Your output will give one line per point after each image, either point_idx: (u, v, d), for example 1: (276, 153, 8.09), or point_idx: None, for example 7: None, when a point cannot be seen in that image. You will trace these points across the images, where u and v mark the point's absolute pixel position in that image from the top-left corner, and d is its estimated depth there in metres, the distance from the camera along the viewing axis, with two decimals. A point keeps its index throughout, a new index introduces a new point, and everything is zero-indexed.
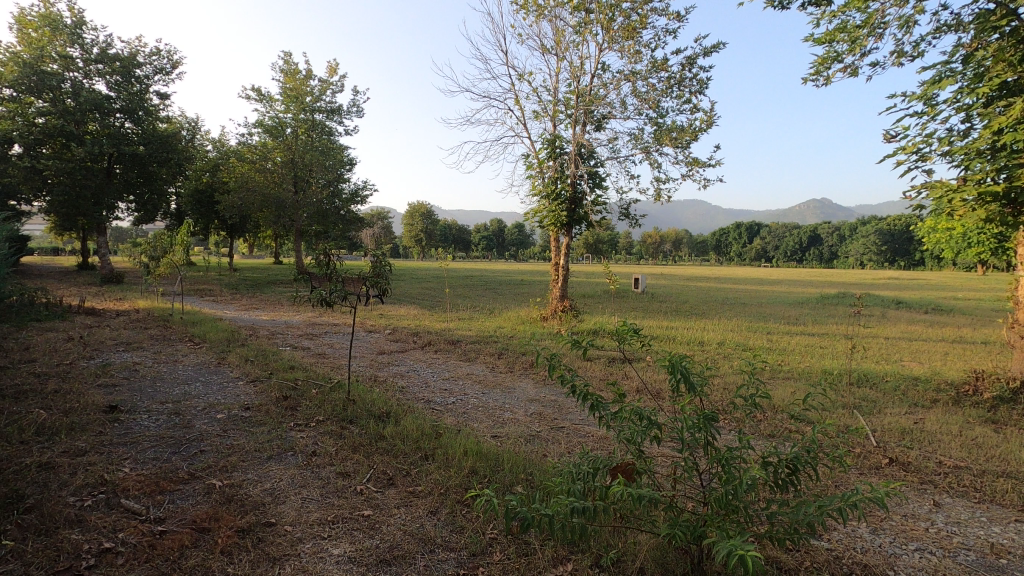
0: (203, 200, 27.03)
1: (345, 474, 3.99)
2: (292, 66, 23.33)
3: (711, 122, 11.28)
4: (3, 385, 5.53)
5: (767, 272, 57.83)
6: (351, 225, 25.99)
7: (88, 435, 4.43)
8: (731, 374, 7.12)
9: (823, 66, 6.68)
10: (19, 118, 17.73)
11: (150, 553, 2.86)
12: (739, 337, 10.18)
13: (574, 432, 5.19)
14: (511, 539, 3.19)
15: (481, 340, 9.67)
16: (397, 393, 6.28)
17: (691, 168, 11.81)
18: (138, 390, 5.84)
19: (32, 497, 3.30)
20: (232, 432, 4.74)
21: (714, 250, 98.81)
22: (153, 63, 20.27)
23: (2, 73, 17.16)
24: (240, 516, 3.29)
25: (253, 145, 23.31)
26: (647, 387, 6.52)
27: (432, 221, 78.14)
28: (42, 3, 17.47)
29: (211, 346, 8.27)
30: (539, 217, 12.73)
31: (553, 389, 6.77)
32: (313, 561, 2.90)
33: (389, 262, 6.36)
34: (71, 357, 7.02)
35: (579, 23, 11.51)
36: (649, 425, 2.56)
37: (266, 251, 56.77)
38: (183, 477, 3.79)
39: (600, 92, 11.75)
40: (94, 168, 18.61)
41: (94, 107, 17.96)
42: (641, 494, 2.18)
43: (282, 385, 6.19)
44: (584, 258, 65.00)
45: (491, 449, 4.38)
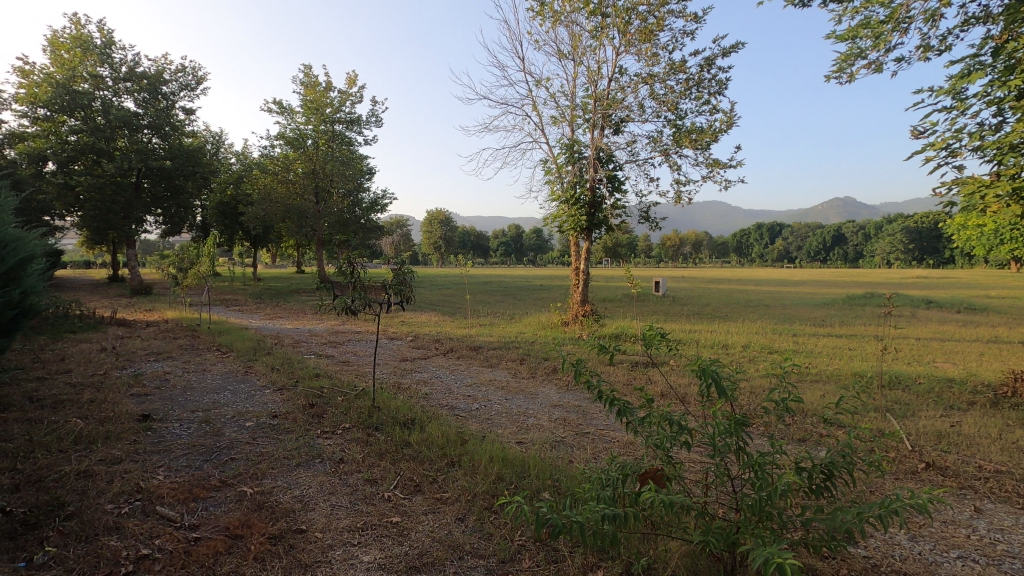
0: (227, 212, 27.63)
1: (373, 481, 4.01)
2: (312, 78, 23.69)
3: (732, 122, 11.12)
4: (42, 395, 5.69)
5: (789, 272, 57.24)
6: (371, 233, 26.29)
7: (123, 444, 4.53)
8: (759, 378, 6.99)
9: (847, 63, 6.55)
10: (53, 136, 18.31)
11: (186, 559, 2.91)
12: (766, 340, 9.98)
13: (600, 437, 5.16)
14: (540, 546, 3.18)
15: (503, 346, 9.69)
16: (421, 399, 6.32)
17: (711, 170, 11.66)
18: (169, 399, 5.98)
19: (72, 505, 3.39)
20: (261, 440, 4.80)
21: (736, 252, 97.69)
22: (179, 80, 20.84)
23: (36, 93, 17.74)
24: (271, 523, 3.34)
25: (275, 157, 23.68)
26: (673, 391, 6.46)
27: (450, 226, 78.76)
28: (74, 24, 18.09)
29: (238, 355, 8.43)
30: (558, 222, 12.68)
31: (576, 395, 6.75)
32: (344, 567, 2.92)
33: (410, 268, 6.42)
34: (104, 367, 7.20)
35: (595, 28, 11.51)
36: (678, 431, 2.51)
37: (288, 261, 57.97)
38: (215, 484, 3.85)
39: (617, 95, 11.70)
40: (123, 183, 19.13)
41: (123, 124, 18.49)
42: (672, 501, 2.15)
43: (308, 393, 6.27)
44: (604, 261, 64.90)
45: (517, 455, 4.37)
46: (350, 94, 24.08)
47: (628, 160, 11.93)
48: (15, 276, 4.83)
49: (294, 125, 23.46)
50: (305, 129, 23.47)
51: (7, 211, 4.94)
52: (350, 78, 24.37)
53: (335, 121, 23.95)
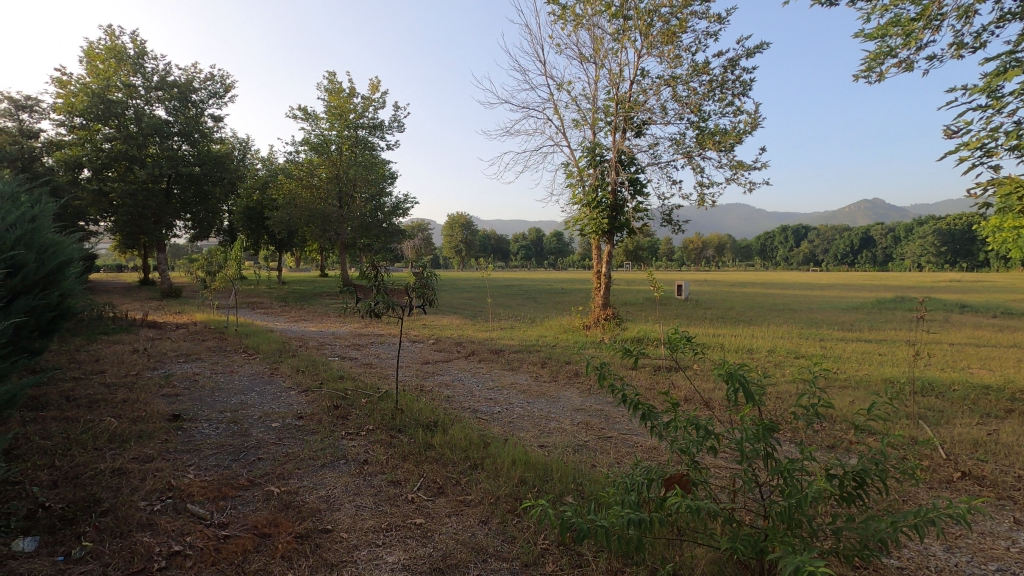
0: (254, 217, 28.24)
1: (396, 483, 4.04)
2: (336, 85, 24.06)
3: (756, 123, 10.96)
4: (78, 395, 5.88)
5: (815, 276, 56.27)
6: (393, 237, 26.55)
7: (155, 443, 4.65)
8: (786, 384, 6.87)
9: (876, 62, 6.42)
10: (89, 144, 18.91)
11: (216, 556, 2.97)
12: (792, 345, 9.80)
13: (623, 441, 5.13)
14: (564, 550, 3.16)
15: (525, 349, 9.70)
16: (443, 402, 6.35)
17: (735, 172, 11.50)
18: (198, 399, 6.12)
19: (107, 501, 3.49)
20: (287, 440, 4.88)
21: (760, 255, 96.25)
22: (207, 88, 21.36)
23: (73, 103, 18.34)
24: (297, 522, 3.38)
25: (300, 162, 24.10)
26: (698, 396, 6.38)
27: (471, 230, 79.26)
28: (108, 36, 18.70)
29: (264, 357, 8.59)
30: (579, 225, 12.65)
31: (598, 399, 6.72)
32: (369, 567, 2.95)
33: (432, 271, 6.47)
34: (137, 368, 7.41)
35: (617, 30, 11.48)
36: (704, 436, 2.47)
37: (312, 265, 58.95)
38: (243, 483, 3.93)
39: (639, 98, 11.64)
40: (154, 189, 19.66)
41: (155, 131, 19.04)
42: (699, 506, 2.11)
43: (333, 395, 6.36)
44: (625, 265, 64.59)
45: (540, 459, 4.35)
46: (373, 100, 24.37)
47: (650, 163, 11.85)
48: (53, 279, 5.00)
49: (318, 131, 23.83)
50: (329, 135, 23.80)
51: (46, 216, 5.12)
52: (373, 84, 24.66)
53: (358, 126, 24.27)
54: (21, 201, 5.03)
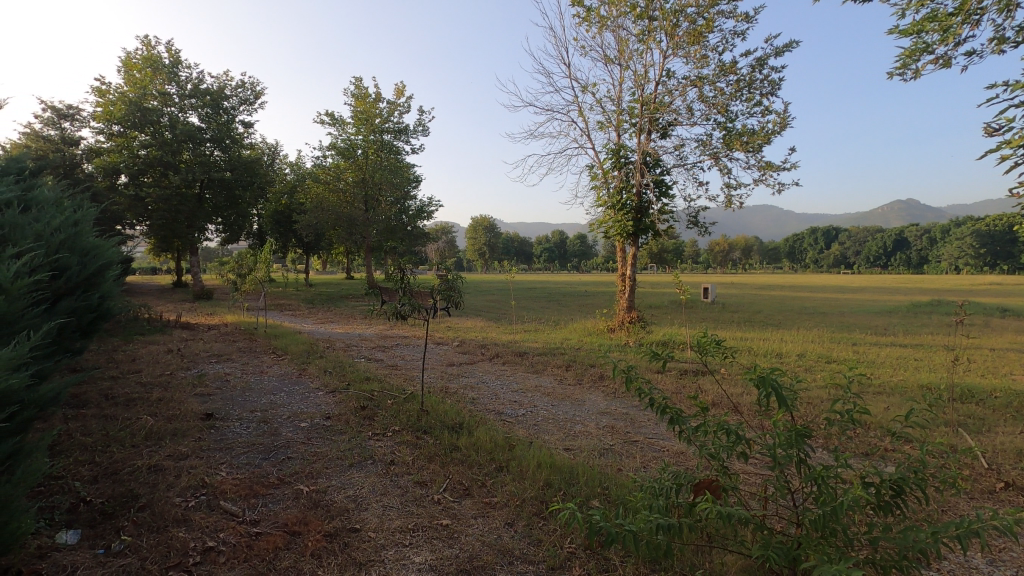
0: (282, 221, 28.85)
1: (422, 484, 4.08)
2: (362, 90, 24.41)
3: (785, 123, 10.76)
4: (116, 393, 6.07)
5: (848, 279, 54.81)
6: (418, 240, 26.79)
7: (189, 440, 4.77)
8: (818, 389, 6.71)
9: (911, 59, 6.25)
10: (126, 151, 19.56)
11: (248, 553, 3.04)
12: (824, 349, 9.57)
13: (649, 445, 5.07)
14: (591, 553, 3.15)
15: (549, 352, 9.67)
16: (469, 404, 6.38)
17: (764, 173, 11.30)
18: (229, 399, 6.25)
19: (145, 496, 3.60)
20: (315, 440, 4.97)
21: (788, 258, 94.44)
22: (238, 95, 21.89)
23: (111, 111, 18.98)
24: (326, 521, 3.43)
25: (327, 167, 24.51)
26: (726, 401, 6.28)
27: (494, 232, 79.50)
28: (145, 46, 19.32)
29: (293, 357, 8.76)
30: (603, 227, 12.58)
31: (624, 402, 6.66)
32: (396, 567, 2.98)
33: (457, 274, 6.51)
34: (171, 368, 7.62)
35: (642, 32, 11.41)
36: (735, 441, 2.43)
37: (338, 269, 59.94)
38: (273, 481, 4.01)
39: (665, 99, 11.53)
40: (188, 194, 20.22)
41: (188, 138, 19.62)
42: (731, 512, 2.07)
43: (359, 396, 6.44)
44: (649, 267, 64.05)
45: (566, 462, 4.34)
46: (398, 104, 24.66)
47: (676, 164, 11.73)
48: (94, 281, 5.19)
49: (344, 136, 24.21)
50: (355, 140, 24.15)
51: (88, 221, 5.31)
52: (398, 88, 24.94)
53: (383, 131, 24.56)
54: (64, 206, 5.23)
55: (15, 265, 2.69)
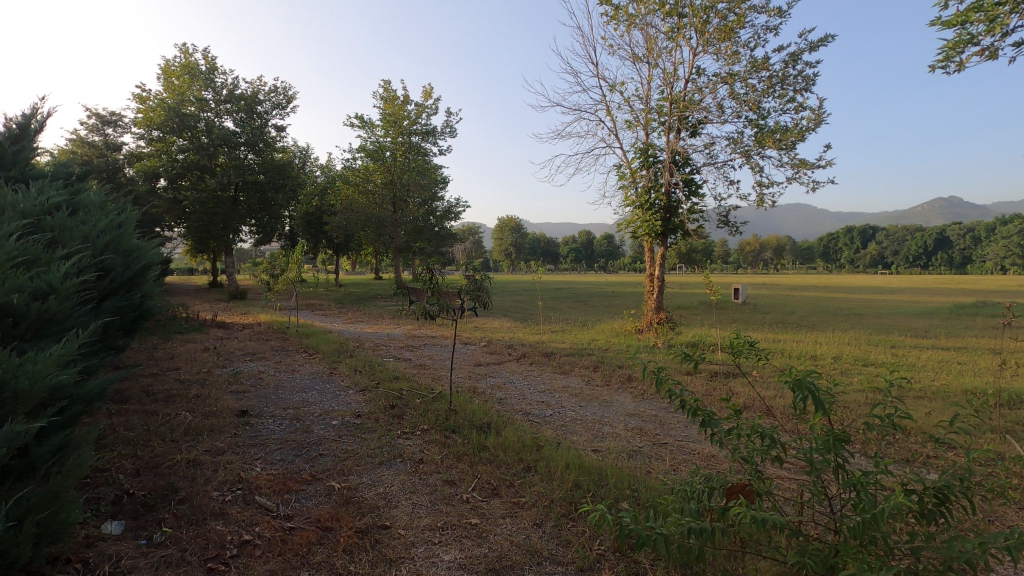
0: (313, 222, 29.43)
1: (451, 483, 4.10)
2: (390, 93, 24.72)
3: (820, 120, 10.50)
4: (156, 390, 6.28)
5: (885, 279, 53.17)
6: (445, 241, 26.99)
7: (225, 436, 4.91)
8: (855, 393, 6.51)
9: (954, 51, 6.02)
10: (165, 155, 20.23)
11: (282, 547, 3.11)
12: (861, 352, 9.29)
13: (679, 448, 5.01)
14: (620, 556, 3.13)
15: (576, 353, 9.63)
16: (496, 404, 6.39)
17: (798, 171, 11.05)
18: (263, 397, 6.41)
19: (184, 490, 3.71)
20: (346, 437, 5.06)
21: (822, 258, 92.10)
22: (272, 99, 22.40)
23: (151, 117, 19.67)
24: (358, 518, 3.49)
25: (356, 169, 24.89)
26: (759, 405, 6.14)
27: (521, 232, 79.54)
28: (183, 54, 19.94)
29: (324, 356, 8.92)
30: (631, 227, 12.47)
31: (653, 404, 6.59)
32: (426, 565, 3.01)
33: (485, 274, 6.54)
34: (208, 365, 7.85)
35: (671, 29, 11.27)
36: (769, 444, 2.37)
37: (367, 269, 60.95)
38: (306, 478, 4.09)
39: (695, 97, 11.37)
40: (223, 197, 20.79)
41: (224, 142, 20.19)
42: (766, 517, 2.02)
43: (388, 394, 6.52)
44: (678, 267, 63.19)
45: (594, 463, 4.32)
46: (426, 106, 24.89)
47: (706, 163, 11.56)
48: (136, 282, 5.37)
49: (373, 138, 24.56)
50: (383, 142, 24.47)
51: (130, 224, 5.51)
52: (426, 91, 25.16)
53: (411, 133, 24.82)
54: (109, 209, 5.43)
55: (63, 267, 2.82)
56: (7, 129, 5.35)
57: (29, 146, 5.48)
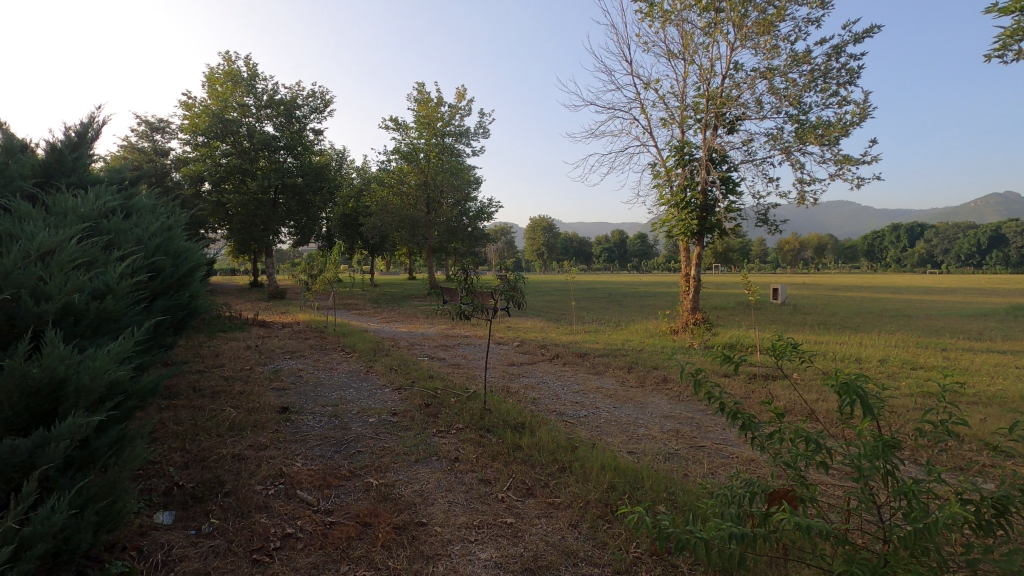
0: (349, 223, 30.04)
1: (486, 482, 4.13)
2: (424, 95, 25.01)
3: (865, 114, 10.14)
4: (203, 386, 6.53)
5: (934, 279, 50.89)
6: (478, 241, 27.14)
7: (268, 432, 5.06)
8: (905, 398, 6.25)
9: (1013, 39, 5.72)
10: (209, 160, 20.98)
11: (323, 541, 3.19)
12: (909, 354, 8.93)
13: (717, 452, 4.92)
14: (657, 560, 3.10)
15: (610, 353, 9.56)
16: (530, 404, 6.39)
17: (841, 167, 10.70)
18: (303, 394, 6.58)
19: (229, 483, 3.84)
20: (383, 435, 5.14)
21: (867, 257, 88.83)
22: (310, 104, 22.95)
23: (196, 123, 20.43)
24: (395, 514, 3.54)
25: (391, 170, 25.28)
26: (801, 409, 5.96)
27: (553, 232, 79.34)
28: (226, 61, 20.62)
29: (360, 355, 9.09)
30: (666, 226, 12.30)
31: (689, 406, 6.48)
32: (462, 563, 3.03)
33: (519, 274, 6.55)
34: (250, 363, 8.11)
35: (708, 24, 11.06)
36: (814, 449, 2.30)
37: (401, 270, 61.88)
38: (345, 473, 4.18)
39: (732, 93, 11.13)
40: (263, 200, 21.43)
41: (264, 146, 20.81)
42: (811, 524, 1.96)
43: (424, 393, 6.60)
44: (714, 266, 61.96)
45: (630, 465, 4.28)
46: (460, 107, 25.08)
47: (744, 160, 11.31)
48: (184, 282, 5.58)
49: (408, 140, 24.90)
50: (417, 143, 24.76)
51: (179, 226, 5.73)
52: (460, 92, 25.35)
53: (445, 134, 25.04)
54: (159, 213, 5.68)
55: (120, 268, 2.96)
56: (67, 138, 5.64)
57: (86, 153, 5.77)
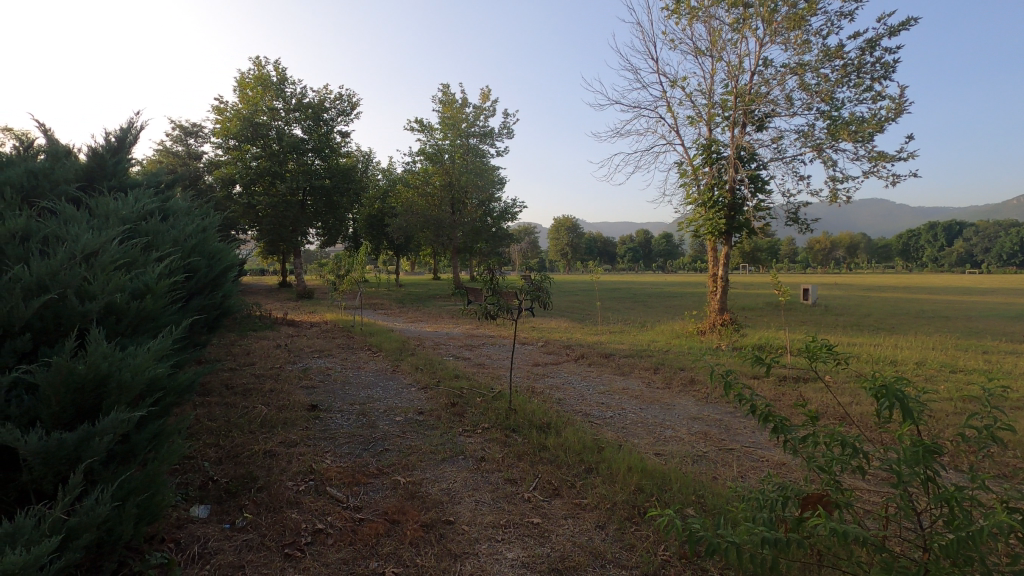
0: (375, 224, 30.44)
1: (513, 481, 4.14)
2: (450, 96, 25.17)
3: (901, 109, 9.84)
4: (235, 383, 6.69)
5: (973, 279, 49.18)
6: (502, 241, 27.20)
7: (297, 429, 5.16)
8: (945, 403, 6.04)
9: None
10: (240, 163, 21.49)
11: (353, 537, 3.24)
12: (948, 357, 8.64)
13: (746, 455, 4.83)
14: (686, 563, 3.07)
15: (636, 354, 9.48)
16: (556, 405, 6.38)
17: (876, 164, 10.41)
18: (332, 392, 6.69)
19: (262, 478, 3.93)
20: (410, 433, 5.20)
21: (902, 257, 86.24)
22: (337, 107, 23.30)
23: (228, 127, 20.95)
24: (423, 512, 3.58)
25: (416, 171, 25.51)
26: (835, 413, 5.81)
27: (577, 233, 79.06)
28: (257, 66, 21.07)
29: (387, 354, 9.20)
30: (693, 225, 12.15)
31: (717, 408, 6.39)
32: (490, 562, 3.05)
33: (545, 275, 6.52)
34: (281, 361, 8.28)
35: (736, 20, 10.88)
36: (851, 454, 2.24)
37: (426, 270, 62.44)
38: (373, 471, 4.24)
39: (761, 89, 10.93)
40: (292, 201, 21.85)
41: (293, 149, 21.23)
42: (848, 530, 1.91)
43: (450, 392, 6.65)
44: (742, 266, 60.93)
45: (657, 467, 4.23)
46: (484, 108, 25.18)
47: (773, 158, 11.08)
48: (218, 282, 5.73)
49: (433, 141, 25.10)
50: (442, 144, 24.93)
51: (213, 228, 5.87)
52: (484, 93, 25.43)
53: (469, 135, 25.14)
54: (194, 215, 5.84)
55: (159, 268, 3.05)
56: (108, 143, 5.85)
57: (125, 157, 5.96)
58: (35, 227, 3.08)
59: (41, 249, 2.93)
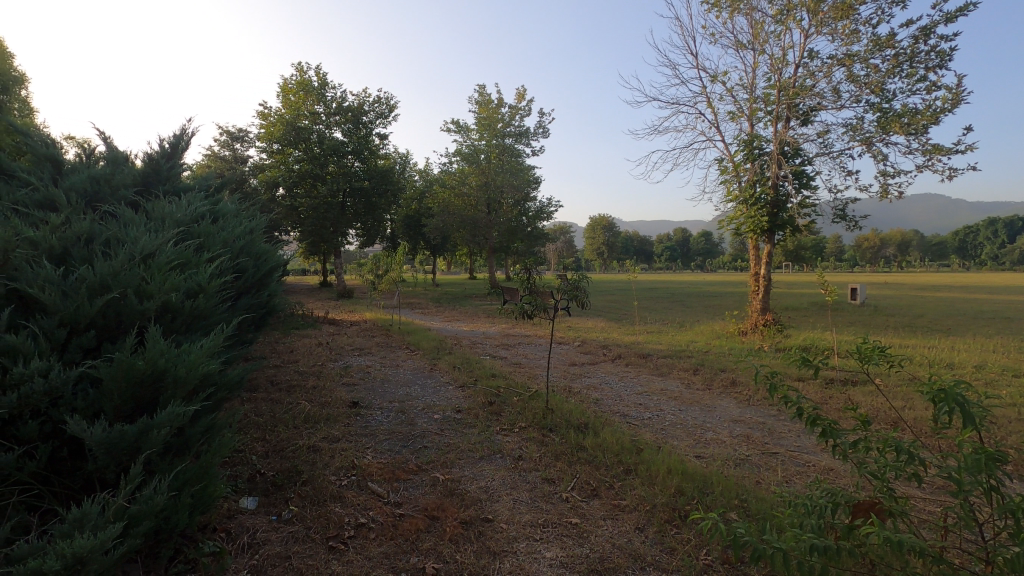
0: (412, 224, 30.89)
1: (551, 481, 4.13)
2: (486, 97, 25.33)
3: (958, 100, 9.36)
4: (280, 380, 6.89)
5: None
6: (538, 241, 27.18)
7: (339, 425, 5.28)
8: (1008, 409, 5.70)
9: None
10: (283, 166, 22.16)
11: (394, 532, 3.31)
12: (1010, 360, 8.17)
13: (791, 459, 4.69)
14: (729, 568, 3.01)
15: (673, 354, 9.33)
16: (593, 405, 6.34)
17: (930, 158, 9.92)
18: (371, 389, 6.83)
19: (306, 472, 4.04)
20: (448, 431, 5.25)
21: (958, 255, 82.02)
22: (375, 109, 23.75)
23: (272, 132, 21.65)
24: (462, 509, 3.62)
25: (453, 172, 25.77)
26: (887, 418, 5.57)
27: (613, 232, 78.29)
28: (299, 72, 21.67)
29: (424, 353, 9.32)
30: (734, 223, 11.88)
31: (760, 410, 6.22)
32: (528, 560, 3.06)
33: (582, 274, 6.46)
34: (323, 359, 8.51)
35: (780, 11, 10.56)
36: (906, 461, 2.15)
37: (461, 270, 63.01)
38: (412, 468, 4.31)
39: (806, 82, 10.59)
40: (332, 203, 22.39)
41: (333, 152, 21.76)
42: (903, 539, 1.83)
43: (487, 392, 6.68)
44: (785, 265, 59.13)
45: (698, 470, 4.15)
46: (520, 108, 25.23)
47: (819, 153, 10.70)
48: (263, 282, 5.92)
49: (469, 142, 25.30)
50: (478, 145, 25.10)
51: (258, 229, 6.07)
52: (520, 93, 25.48)
53: (505, 135, 25.23)
54: (241, 217, 6.07)
55: (210, 269, 3.18)
56: (162, 148, 6.12)
57: (178, 161, 6.23)
58: (98, 230, 3.25)
59: (104, 251, 3.10)
